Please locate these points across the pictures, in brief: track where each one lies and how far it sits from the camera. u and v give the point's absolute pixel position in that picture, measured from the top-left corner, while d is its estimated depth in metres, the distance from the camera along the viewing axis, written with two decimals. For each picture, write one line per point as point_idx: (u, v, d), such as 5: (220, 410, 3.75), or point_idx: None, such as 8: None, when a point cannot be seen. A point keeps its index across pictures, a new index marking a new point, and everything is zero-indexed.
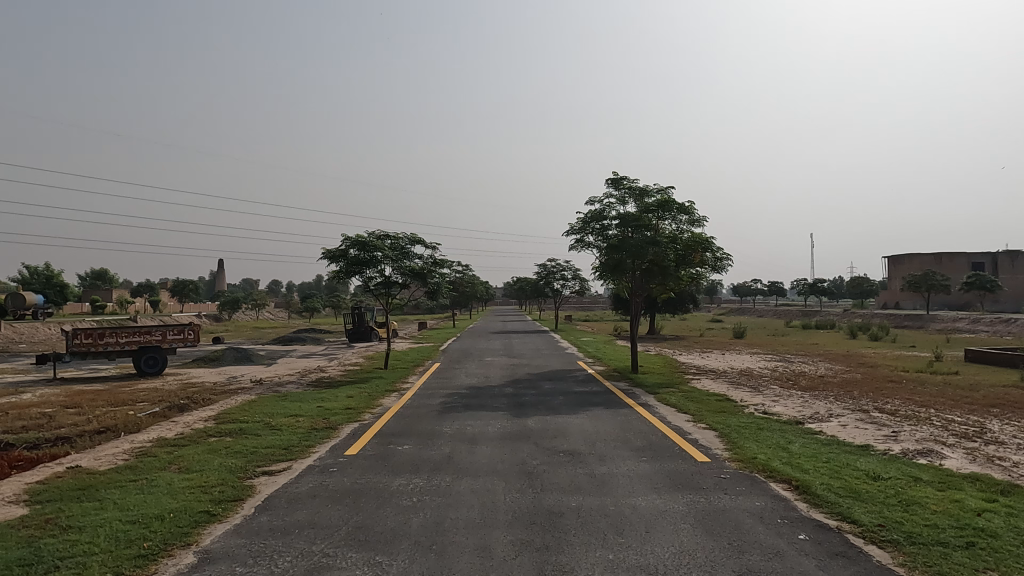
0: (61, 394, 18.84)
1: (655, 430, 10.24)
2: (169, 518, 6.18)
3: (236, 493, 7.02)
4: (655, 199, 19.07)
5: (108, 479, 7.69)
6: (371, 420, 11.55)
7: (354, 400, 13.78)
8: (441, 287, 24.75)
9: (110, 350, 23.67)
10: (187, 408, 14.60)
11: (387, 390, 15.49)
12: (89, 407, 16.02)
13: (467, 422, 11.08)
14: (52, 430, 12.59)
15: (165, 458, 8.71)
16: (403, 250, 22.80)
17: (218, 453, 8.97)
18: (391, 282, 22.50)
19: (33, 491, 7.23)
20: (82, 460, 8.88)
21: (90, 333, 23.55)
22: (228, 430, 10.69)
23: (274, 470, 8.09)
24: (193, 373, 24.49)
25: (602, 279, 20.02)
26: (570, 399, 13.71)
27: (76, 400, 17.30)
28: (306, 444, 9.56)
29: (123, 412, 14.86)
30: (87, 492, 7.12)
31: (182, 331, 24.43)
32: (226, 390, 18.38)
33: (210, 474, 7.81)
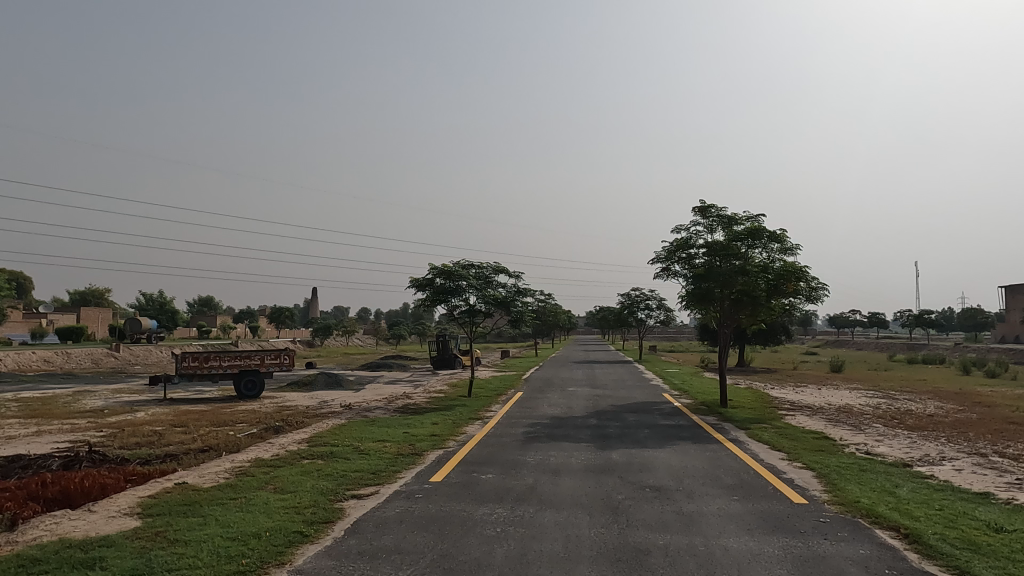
0: (170, 414, 20.15)
1: (747, 468, 9.80)
2: (265, 537, 6.45)
3: (327, 515, 7.24)
4: (744, 227, 18.51)
5: (211, 496, 8.13)
6: (455, 448, 11.69)
7: (438, 427, 13.99)
8: (525, 316, 24.89)
9: (215, 373, 25.12)
10: (283, 430, 15.26)
11: (470, 418, 15.62)
12: (194, 426, 17.01)
13: (550, 453, 10.99)
14: (162, 447, 13.48)
15: (262, 478, 9.13)
16: (487, 279, 23.11)
17: (310, 475, 9.31)
18: (475, 311, 22.75)
19: (144, 505, 7.73)
20: (188, 477, 9.45)
21: (197, 357, 25.14)
22: (319, 453, 11.09)
23: (363, 493, 8.31)
24: (287, 397, 25.58)
25: (689, 309, 19.51)
26: (655, 433, 13.34)
27: (183, 420, 18.46)
28: (392, 469, 9.76)
29: (225, 432, 15.70)
30: (193, 508, 7.56)
31: (279, 356, 25.63)
32: (319, 413, 19.13)
33: (304, 495, 8.13)
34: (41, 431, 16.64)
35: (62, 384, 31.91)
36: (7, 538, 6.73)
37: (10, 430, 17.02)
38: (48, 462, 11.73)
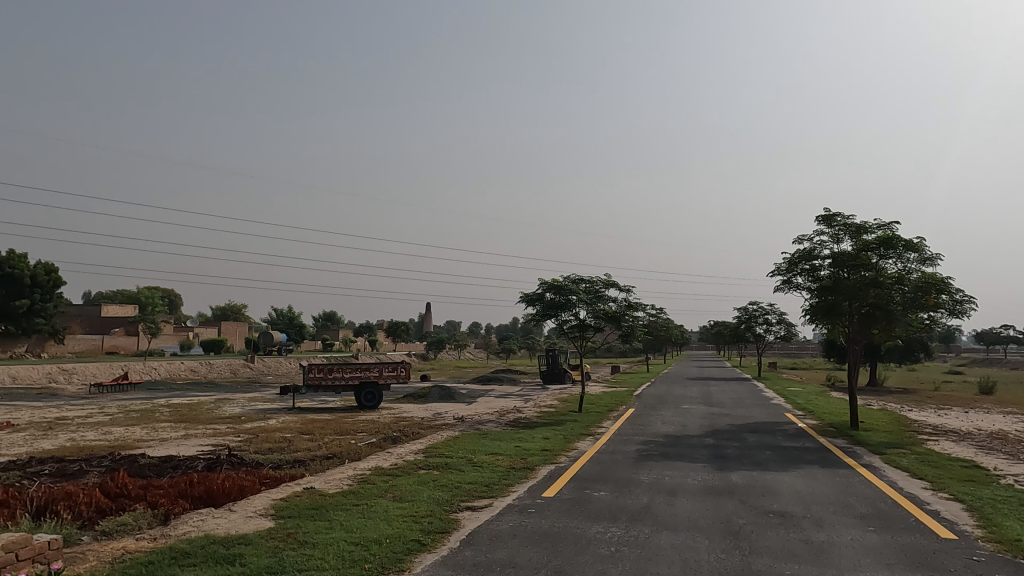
0: (299, 422, 21.50)
1: (884, 497, 9.04)
2: (385, 543, 6.69)
3: (443, 525, 7.40)
4: (875, 236, 17.23)
5: (336, 501, 8.57)
6: (567, 463, 11.63)
7: (550, 442, 13.99)
8: (636, 331, 24.44)
9: (338, 384, 26.53)
10: (400, 440, 15.85)
11: (582, 434, 15.49)
12: (319, 434, 18.04)
13: (665, 473, 10.68)
14: (292, 453, 14.39)
15: (383, 487, 9.51)
16: (597, 293, 22.95)
17: (426, 485, 9.58)
18: (586, 325, 22.60)
19: (278, 507, 8.27)
20: (315, 482, 10.01)
21: (322, 368, 26.69)
22: (435, 464, 11.40)
23: (477, 505, 8.44)
24: (404, 408, 26.56)
25: (814, 323, 18.38)
26: (778, 455, 12.62)
27: (310, 428, 19.64)
28: (505, 483, 9.85)
29: (348, 441, 16.52)
30: (320, 512, 8.00)
31: (396, 368, 26.68)
32: (433, 425, 19.69)
33: (421, 505, 8.38)
34: (189, 435, 18.27)
35: (206, 392, 34.89)
36: (161, 531, 7.41)
37: (163, 433, 18.82)
38: (195, 463, 12.85)
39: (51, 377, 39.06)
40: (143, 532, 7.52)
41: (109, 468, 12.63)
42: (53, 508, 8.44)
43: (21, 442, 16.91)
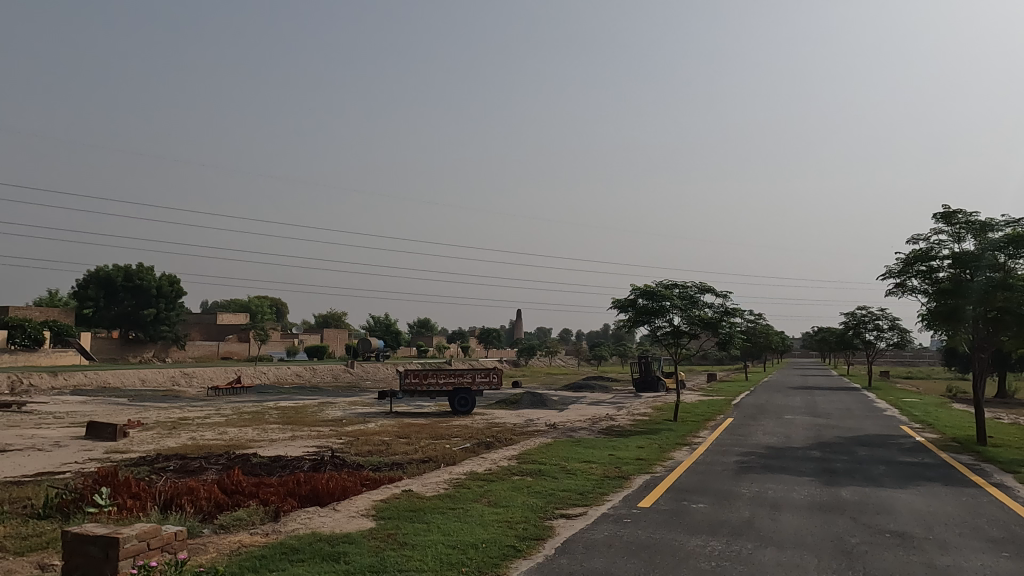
0: (396, 426, 22.20)
1: (1019, 520, 8.23)
2: (482, 548, 6.78)
3: (538, 532, 7.41)
4: (1003, 234, 15.82)
5: (433, 504, 8.77)
6: (663, 473, 11.36)
7: (645, 451, 13.72)
8: (734, 338, 23.57)
9: (432, 390, 27.16)
10: (493, 446, 16.02)
11: (678, 443, 15.08)
12: (416, 438, 18.54)
13: (768, 486, 10.21)
14: (391, 456, 14.87)
15: (478, 491, 9.65)
16: (692, 299, 22.33)
17: (521, 491, 9.64)
18: (680, 332, 22.02)
19: (378, 508, 8.57)
20: (413, 485, 10.29)
21: (417, 374, 27.44)
22: (529, 470, 11.44)
23: (571, 513, 8.39)
24: (496, 414, 26.85)
25: (932, 329, 17.05)
26: (894, 470, 11.79)
27: (407, 432, 20.22)
28: (600, 491, 9.74)
29: (443, 445, 16.89)
30: (418, 514, 8.21)
31: (488, 374, 27.04)
32: (526, 431, 19.78)
33: (516, 510, 8.43)
34: (295, 437, 19.27)
35: (310, 396, 36.71)
36: (272, 527, 7.85)
37: (272, 434, 19.95)
38: (301, 464, 13.53)
39: (174, 380, 42.35)
40: (257, 528, 7.99)
41: (225, 466, 13.52)
42: (177, 501, 9.12)
43: (150, 439, 18.44)
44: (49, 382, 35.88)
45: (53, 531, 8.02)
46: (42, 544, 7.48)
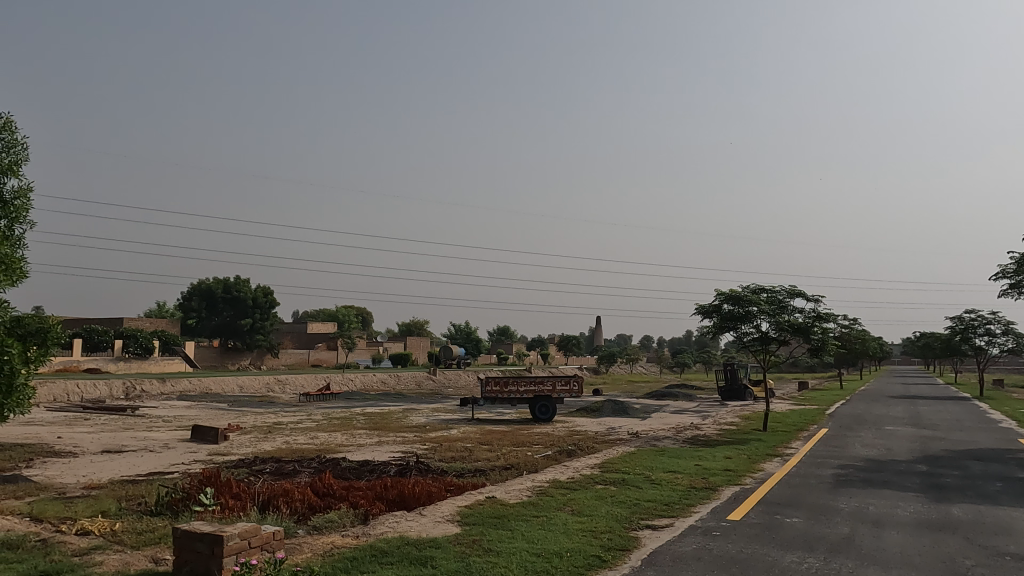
0: (478, 433, 22.44)
1: None
2: (566, 556, 6.74)
3: (624, 542, 7.30)
4: None
5: (517, 511, 8.80)
6: (754, 485, 10.94)
7: (733, 462, 13.26)
8: (827, 344, 22.46)
9: (513, 397, 27.26)
10: (575, 454, 15.91)
11: (769, 454, 14.48)
12: (498, 445, 18.68)
13: (869, 501, 9.64)
14: (474, 463, 15.05)
15: (561, 499, 9.60)
16: (781, 304, 21.47)
17: (605, 500, 9.52)
18: (769, 338, 21.20)
19: (463, 514, 8.68)
20: (497, 492, 10.36)
21: (498, 382, 27.65)
22: (612, 479, 11.30)
23: (656, 524, 8.21)
24: (578, 422, 26.66)
25: None
26: (1013, 487, 10.86)
27: (488, 439, 20.40)
28: (687, 502, 9.49)
29: (525, 453, 16.93)
30: (502, 521, 8.26)
31: (569, 382, 26.89)
32: (608, 440, 19.54)
33: (600, 520, 8.33)
34: (382, 442, 19.83)
35: (395, 403, 37.66)
36: (363, 530, 8.09)
37: (360, 439, 20.61)
38: (388, 468, 13.91)
39: (269, 387, 44.50)
40: (348, 530, 8.26)
41: (317, 469, 14.08)
42: (274, 502, 9.56)
43: (248, 443, 19.45)
44: (158, 388, 38.51)
45: (164, 527, 8.59)
46: (155, 539, 8.03)
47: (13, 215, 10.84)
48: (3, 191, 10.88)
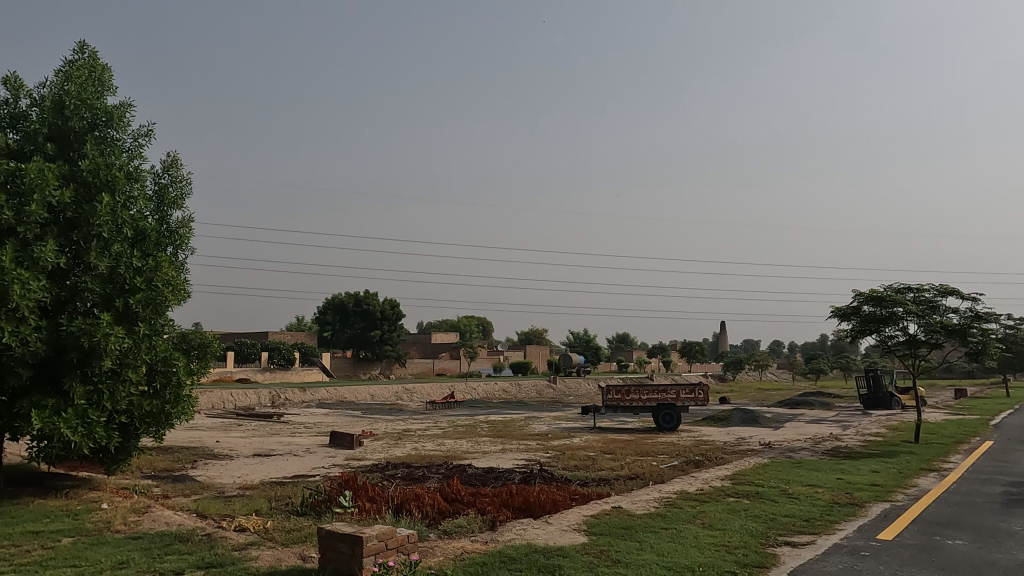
0: (601, 441, 22.23)
1: None
2: (699, 571, 6.51)
3: (761, 559, 6.94)
4: None
5: (645, 523, 8.61)
6: (907, 502, 10.03)
7: (881, 476, 12.23)
8: (989, 347, 20.23)
9: (636, 405, 26.72)
10: (703, 465, 15.33)
11: (923, 469, 13.22)
12: (621, 454, 18.39)
13: None
14: (598, 472, 14.91)
15: (691, 512, 9.29)
16: (930, 304, 19.66)
17: (738, 514, 9.09)
18: (918, 341, 19.40)
19: (589, 523, 8.63)
20: (623, 502, 10.19)
21: (620, 390, 27.22)
22: (745, 492, 10.78)
23: (796, 541, 7.72)
24: (704, 431, 25.71)
25: None
26: None
27: (611, 448, 20.14)
28: (830, 519, 8.87)
29: (649, 462, 16.54)
30: (630, 532, 8.12)
31: (694, 390, 26.02)
32: (738, 450, 18.67)
33: (734, 534, 7.97)
34: (505, 450, 20.15)
35: (517, 410, 38.16)
36: (491, 536, 8.24)
37: (484, 446, 21.07)
38: (513, 476, 14.10)
39: (398, 395, 46.57)
40: (477, 535, 8.46)
41: (445, 475, 14.55)
42: (407, 506, 9.97)
43: (380, 449, 20.45)
44: (300, 396, 41.43)
45: (309, 526, 9.20)
46: (301, 537, 8.62)
47: (179, 243, 12.13)
48: (170, 222, 12.20)
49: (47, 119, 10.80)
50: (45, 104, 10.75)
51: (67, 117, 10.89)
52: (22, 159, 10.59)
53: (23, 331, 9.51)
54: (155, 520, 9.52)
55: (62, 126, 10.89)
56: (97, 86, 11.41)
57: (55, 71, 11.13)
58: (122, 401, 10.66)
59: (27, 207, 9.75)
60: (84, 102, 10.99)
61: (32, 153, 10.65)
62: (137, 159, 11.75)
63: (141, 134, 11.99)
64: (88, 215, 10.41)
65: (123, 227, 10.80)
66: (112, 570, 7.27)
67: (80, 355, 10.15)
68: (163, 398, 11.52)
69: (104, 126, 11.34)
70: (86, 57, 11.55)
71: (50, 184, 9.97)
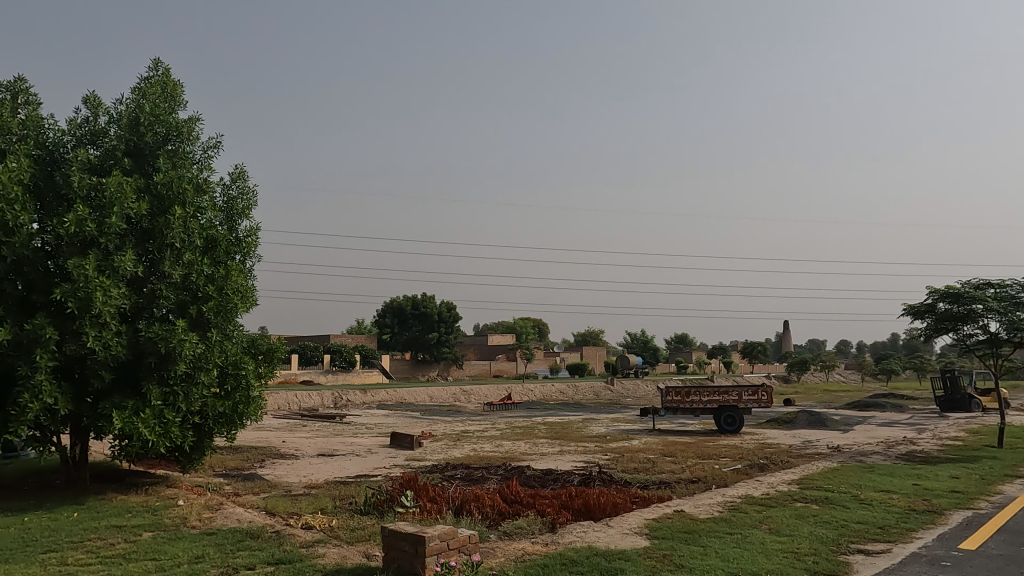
0: (661, 444, 21.90)
1: None
2: None
3: (832, 567, 6.69)
4: None
5: (708, 527, 8.42)
6: (992, 510, 9.47)
7: (963, 482, 11.60)
8: None
9: (696, 407, 26.18)
10: (767, 469, 14.90)
11: (1008, 475, 12.47)
12: (682, 457, 18.05)
13: None
14: (658, 474, 14.69)
15: (757, 517, 9.03)
16: (1012, 301, 18.61)
17: (807, 520, 8.78)
18: (1000, 340, 18.34)
19: (652, 527, 8.50)
20: (685, 506, 10.01)
21: (679, 392, 26.73)
22: (814, 497, 10.41)
23: (871, 549, 7.41)
24: (768, 434, 24.98)
25: None
26: None
27: (671, 450, 19.82)
28: (906, 526, 8.47)
29: (711, 466, 16.20)
30: (693, 536, 7.97)
31: (756, 392, 25.31)
32: (804, 454, 18.05)
33: (803, 541, 7.71)
34: (564, 451, 20.08)
35: (575, 412, 37.92)
36: (551, 538, 8.23)
37: (542, 448, 21.06)
38: (572, 478, 14.03)
39: (456, 397, 47.07)
40: (537, 537, 8.46)
41: (504, 476, 14.62)
42: (467, 507, 10.05)
43: (440, 450, 20.73)
44: (361, 398, 42.45)
45: (372, 525, 9.39)
46: (365, 536, 8.79)
47: (246, 251, 12.60)
48: (238, 231, 12.69)
49: (125, 135, 11.40)
50: (122, 121, 11.35)
51: (142, 133, 11.46)
52: (101, 173, 11.19)
53: (105, 336, 10.04)
54: (227, 517, 9.89)
55: (138, 142, 11.48)
56: (169, 102, 11.98)
57: (130, 88, 11.74)
58: (196, 402, 11.15)
59: (107, 220, 10.30)
60: (158, 117, 11.55)
61: (111, 167, 11.26)
62: (206, 171, 12.28)
63: (210, 146, 12.53)
64: (163, 226, 10.94)
65: (194, 237, 11.30)
66: (189, 564, 7.59)
67: (156, 359, 10.66)
68: (234, 399, 12.00)
69: (175, 139, 11.88)
70: (159, 75, 12.15)
71: (127, 198, 10.52)
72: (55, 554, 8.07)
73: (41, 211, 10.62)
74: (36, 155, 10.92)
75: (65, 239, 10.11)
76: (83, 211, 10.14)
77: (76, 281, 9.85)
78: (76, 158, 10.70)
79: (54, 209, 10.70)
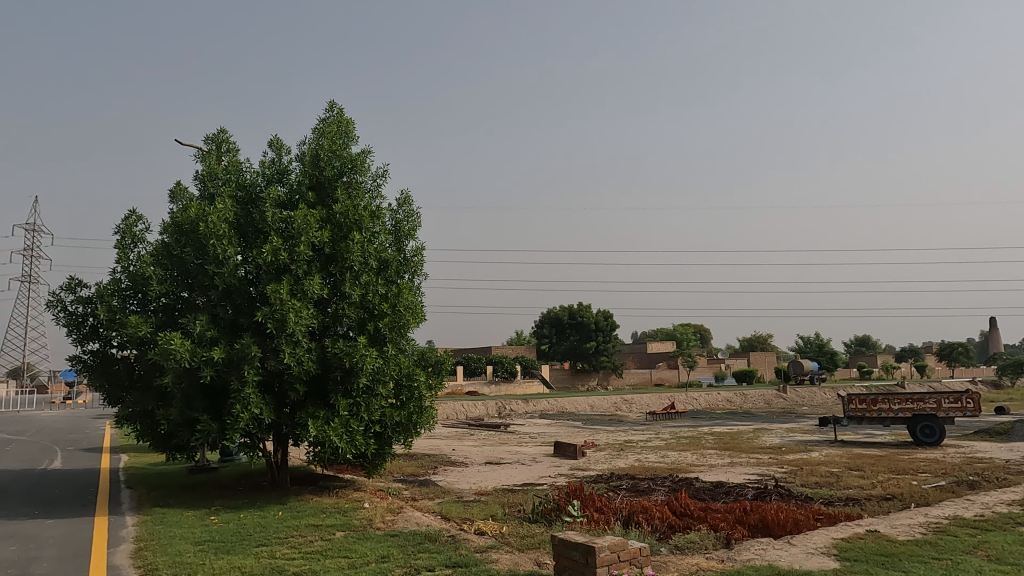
0: (845, 456, 20.08)
1: None
2: None
3: None
4: None
5: (910, 551, 7.56)
6: None
7: None
8: None
9: (885, 416, 23.70)
10: (978, 486, 13.10)
11: None
12: (871, 472, 16.41)
13: None
14: (843, 490, 13.47)
15: (970, 541, 7.95)
16: None
17: None
18: None
19: (841, 547, 7.79)
20: (880, 525, 9.06)
21: (864, 399, 24.37)
22: None
23: None
24: (977, 447, 21.98)
25: None
26: None
27: (858, 464, 18.08)
28: None
29: (907, 481, 14.55)
30: (892, 560, 7.19)
31: (959, 399, 22.40)
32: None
33: None
34: (734, 463, 19.09)
35: (745, 421, 35.97)
36: (727, 554, 7.83)
37: (711, 459, 20.16)
38: (746, 491, 13.25)
39: (617, 406, 46.62)
40: (711, 552, 8.10)
41: (672, 488, 14.18)
42: (635, 518, 9.85)
43: (603, 460, 20.56)
44: (524, 407, 43.32)
45: (541, 533, 9.55)
46: (534, 544, 8.94)
47: (414, 270, 13.43)
48: (406, 252, 13.56)
49: (308, 172, 12.68)
50: (306, 160, 12.63)
51: (323, 168, 12.64)
52: (290, 207, 12.52)
53: (299, 353, 11.18)
54: (408, 520, 10.55)
55: (319, 176, 12.69)
56: (344, 138, 13.15)
57: (311, 130, 13.05)
58: (376, 412, 12.04)
59: (297, 248, 11.50)
60: (335, 153, 12.71)
61: (298, 202, 12.55)
62: (377, 199, 13.26)
63: (379, 176, 13.53)
64: (344, 251, 12.00)
65: (370, 259, 12.25)
66: (377, 563, 8.19)
67: (342, 373, 11.65)
68: (408, 409, 12.80)
69: (350, 172, 13.00)
70: (334, 115, 13.38)
71: (312, 228, 11.68)
72: (266, 548, 9.07)
73: (244, 244, 12.07)
74: (239, 195, 12.46)
75: (264, 267, 11.41)
76: (277, 243, 11.40)
77: (273, 304, 11.07)
78: (269, 196, 12.06)
79: (253, 242, 12.12)
